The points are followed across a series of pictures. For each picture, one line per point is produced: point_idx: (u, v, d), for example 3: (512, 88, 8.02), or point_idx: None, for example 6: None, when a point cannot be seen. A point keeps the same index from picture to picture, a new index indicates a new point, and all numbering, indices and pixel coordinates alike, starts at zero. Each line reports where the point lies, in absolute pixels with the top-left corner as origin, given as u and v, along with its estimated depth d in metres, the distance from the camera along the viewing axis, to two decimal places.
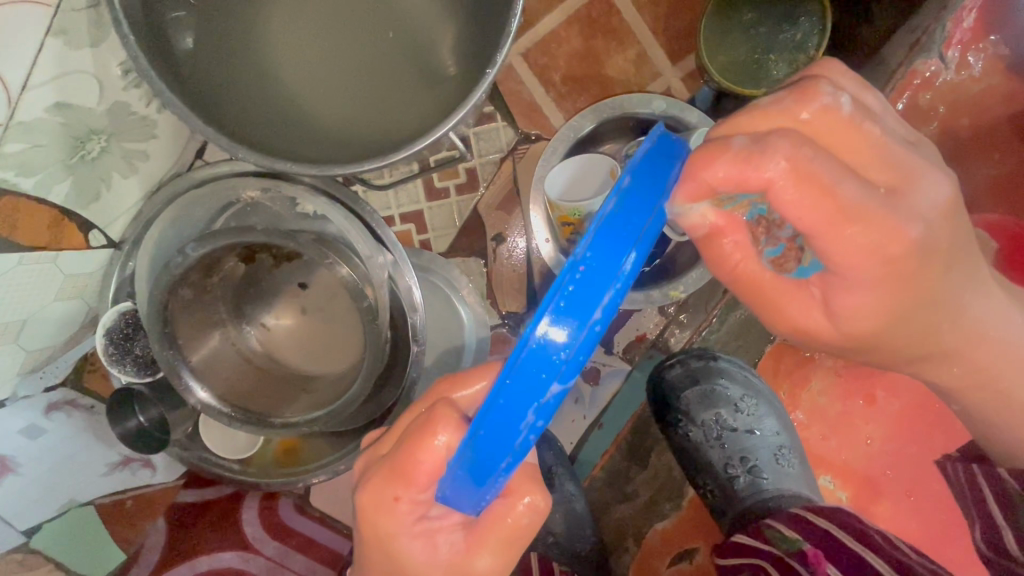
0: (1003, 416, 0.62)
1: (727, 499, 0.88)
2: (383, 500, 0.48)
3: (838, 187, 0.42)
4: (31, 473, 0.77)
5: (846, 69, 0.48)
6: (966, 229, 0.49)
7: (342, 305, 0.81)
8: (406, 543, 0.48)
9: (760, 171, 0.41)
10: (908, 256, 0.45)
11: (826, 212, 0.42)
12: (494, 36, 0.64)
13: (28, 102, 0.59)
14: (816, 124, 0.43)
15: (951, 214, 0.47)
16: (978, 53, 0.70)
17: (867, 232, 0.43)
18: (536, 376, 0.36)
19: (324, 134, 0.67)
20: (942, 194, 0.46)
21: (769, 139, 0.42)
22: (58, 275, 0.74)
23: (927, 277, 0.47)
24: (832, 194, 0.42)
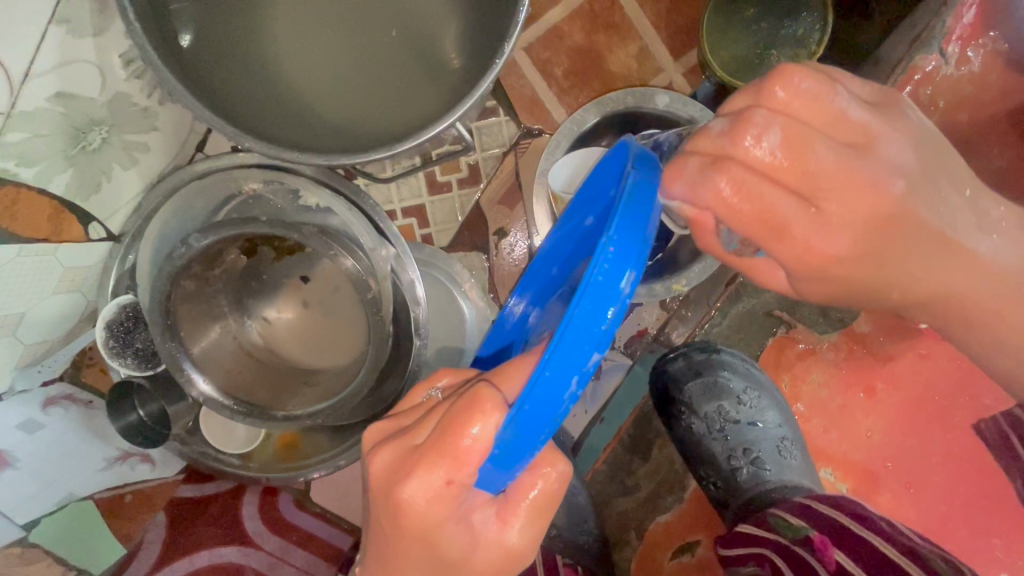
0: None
1: (730, 490, 0.89)
2: (427, 495, 0.44)
3: (777, 201, 0.43)
4: (27, 468, 0.76)
5: (802, 72, 0.43)
6: (919, 224, 0.48)
7: (345, 297, 0.81)
8: (449, 531, 0.46)
9: (709, 194, 0.42)
10: (874, 233, 0.46)
11: (759, 224, 0.43)
12: (500, 29, 0.64)
13: (30, 92, 0.59)
14: (754, 150, 0.42)
15: (889, 218, 0.46)
16: (978, 48, 0.70)
17: (813, 235, 0.44)
18: (580, 347, 0.38)
19: (327, 126, 0.67)
20: (890, 202, 0.46)
21: (714, 170, 0.42)
22: (58, 268, 0.74)
23: (891, 249, 0.48)
24: (765, 220, 0.43)
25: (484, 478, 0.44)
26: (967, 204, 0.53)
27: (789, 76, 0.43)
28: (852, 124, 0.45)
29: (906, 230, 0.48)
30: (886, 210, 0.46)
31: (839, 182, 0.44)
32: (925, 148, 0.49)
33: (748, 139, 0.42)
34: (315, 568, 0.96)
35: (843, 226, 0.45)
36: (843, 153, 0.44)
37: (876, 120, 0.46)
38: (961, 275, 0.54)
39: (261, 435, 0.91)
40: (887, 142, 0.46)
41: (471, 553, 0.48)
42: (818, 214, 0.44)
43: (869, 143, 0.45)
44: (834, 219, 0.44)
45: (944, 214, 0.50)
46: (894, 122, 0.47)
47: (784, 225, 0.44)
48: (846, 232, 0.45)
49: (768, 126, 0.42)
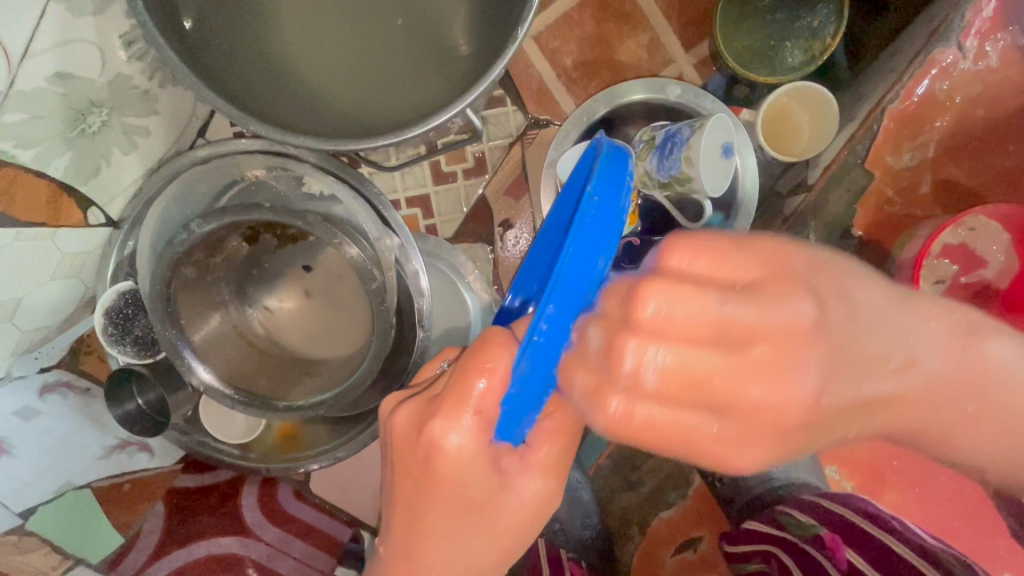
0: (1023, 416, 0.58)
1: (736, 487, 0.91)
2: (465, 441, 0.46)
3: (696, 422, 0.37)
4: (25, 455, 0.75)
5: (677, 253, 0.38)
6: (842, 406, 0.40)
7: (348, 286, 0.80)
8: (469, 474, 0.48)
9: (602, 417, 0.38)
10: (804, 434, 0.39)
11: (672, 433, 0.37)
12: (511, 15, 0.62)
13: (29, 71, 0.58)
14: (627, 416, 0.37)
15: (806, 426, 0.38)
16: (995, 42, 0.68)
17: (720, 440, 0.38)
18: (583, 279, 0.38)
19: (332, 111, 0.65)
20: (796, 411, 0.37)
21: (617, 352, 0.36)
22: (56, 253, 0.72)
23: (840, 411, 0.40)
24: (657, 438, 0.37)
25: (502, 426, 0.45)
26: (889, 340, 0.42)
27: (648, 296, 0.36)
28: (742, 301, 0.36)
29: (822, 425, 0.40)
30: (792, 418, 0.37)
31: (735, 408, 0.36)
32: (829, 320, 0.38)
33: (650, 308, 0.36)
34: (314, 558, 0.95)
35: (751, 441, 0.38)
36: (728, 368, 0.35)
37: (757, 319, 0.36)
38: (907, 395, 0.45)
39: (262, 424, 0.90)
40: (800, 342, 0.36)
41: (500, 495, 0.49)
42: (723, 431, 0.37)
43: (773, 357, 0.36)
44: (739, 436, 0.37)
45: (862, 375, 0.41)
46: (786, 306, 0.36)
47: (688, 440, 0.38)
48: (755, 447, 0.38)
49: (648, 345, 0.35)
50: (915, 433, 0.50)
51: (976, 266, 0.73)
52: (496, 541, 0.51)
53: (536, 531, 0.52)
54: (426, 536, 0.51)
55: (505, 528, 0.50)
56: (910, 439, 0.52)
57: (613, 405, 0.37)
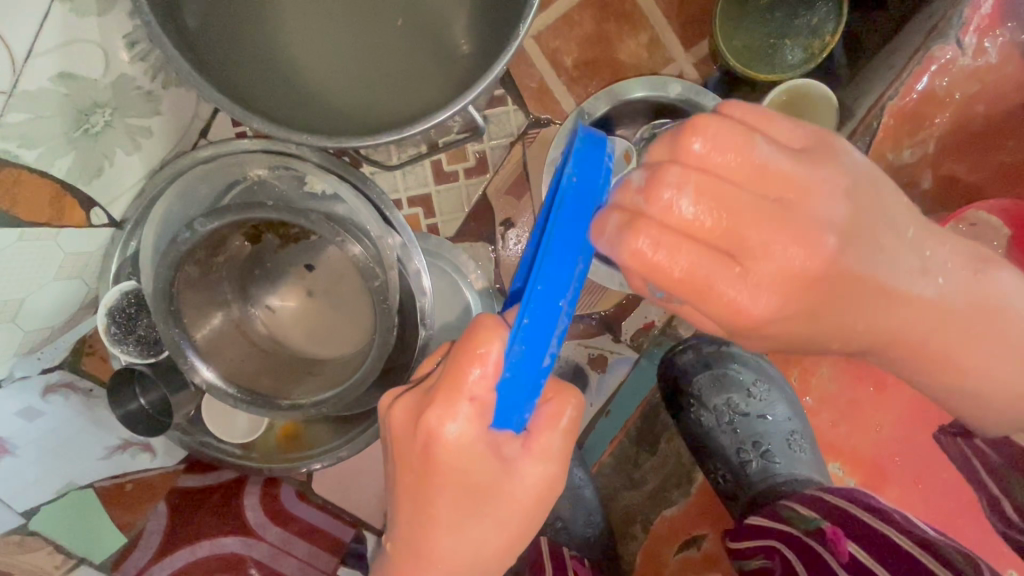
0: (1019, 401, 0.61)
1: (739, 481, 0.88)
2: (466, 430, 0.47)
3: (722, 270, 0.43)
4: (28, 455, 0.76)
5: (715, 122, 0.43)
6: (850, 282, 0.46)
7: (350, 284, 0.80)
8: (474, 458, 0.48)
9: (625, 255, 0.41)
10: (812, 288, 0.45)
11: (691, 264, 0.42)
12: (512, 13, 0.63)
13: (32, 71, 0.58)
14: (699, 217, 0.42)
15: (817, 279, 0.44)
16: (994, 38, 0.68)
17: (749, 285, 0.43)
18: (565, 257, 0.40)
19: (334, 109, 0.65)
20: (817, 262, 0.44)
21: (631, 231, 0.41)
22: (59, 254, 0.73)
23: (847, 292, 0.47)
24: (685, 282, 0.43)
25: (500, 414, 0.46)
26: (913, 249, 0.50)
27: (711, 125, 0.42)
28: (744, 151, 0.43)
29: (835, 296, 0.46)
30: (812, 269, 0.44)
31: (766, 240, 0.43)
32: (851, 233, 0.46)
33: (667, 194, 0.42)
34: (315, 559, 0.95)
35: (772, 289, 0.43)
36: (762, 205, 0.43)
37: (798, 168, 0.44)
38: (901, 315, 0.52)
39: (263, 425, 0.90)
40: (820, 198, 0.45)
41: (504, 479, 0.49)
42: (741, 287, 0.43)
43: (799, 199, 0.44)
44: (763, 279, 0.43)
45: (878, 262, 0.48)
46: (819, 168, 0.45)
47: (703, 285, 0.43)
48: (773, 293, 0.44)
49: (683, 184, 0.42)
50: (915, 355, 0.57)
51: None
52: (502, 525, 0.51)
53: (543, 513, 0.53)
54: (432, 531, 0.51)
55: (510, 509, 0.51)
56: (893, 360, 0.58)
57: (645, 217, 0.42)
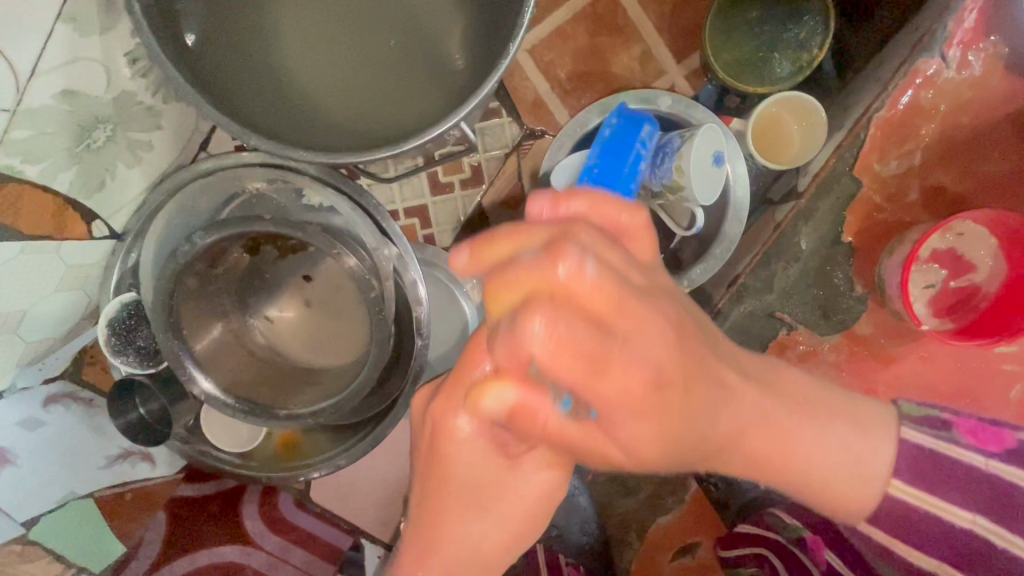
0: (858, 486, 0.61)
1: (729, 490, 0.89)
2: (478, 432, 0.50)
3: (610, 368, 0.43)
4: (28, 465, 0.77)
5: (579, 244, 0.42)
6: (698, 391, 0.49)
7: (348, 295, 0.81)
8: (482, 461, 0.51)
9: (524, 339, 0.40)
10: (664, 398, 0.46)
11: (576, 371, 0.41)
12: (505, 30, 0.64)
13: (35, 90, 0.60)
14: (552, 323, 0.40)
15: (671, 382, 0.46)
16: (978, 52, 0.71)
17: (637, 379, 0.43)
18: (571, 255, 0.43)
19: (331, 124, 0.67)
20: (666, 368, 0.45)
21: (526, 315, 0.40)
22: (61, 266, 0.74)
23: (694, 399, 0.49)
24: (575, 365, 0.41)
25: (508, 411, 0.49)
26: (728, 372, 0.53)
27: (562, 262, 0.41)
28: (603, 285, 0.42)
29: (693, 395, 0.48)
30: (653, 379, 0.44)
31: (626, 348, 0.43)
32: (683, 336, 0.47)
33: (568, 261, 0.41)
34: (315, 567, 0.96)
35: (639, 399, 0.44)
36: (602, 337, 0.42)
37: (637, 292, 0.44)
38: (729, 419, 0.53)
39: (262, 434, 0.91)
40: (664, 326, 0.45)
41: (508, 474, 0.53)
42: (622, 383, 0.43)
43: (637, 329, 0.43)
44: (628, 389, 0.43)
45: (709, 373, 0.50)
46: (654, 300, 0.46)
47: (604, 361, 0.42)
48: (634, 404, 0.44)
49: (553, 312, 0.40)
50: (754, 463, 0.57)
51: (964, 271, 0.74)
52: (505, 523, 0.55)
53: (545, 516, 0.56)
54: (439, 529, 0.55)
55: (512, 509, 0.54)
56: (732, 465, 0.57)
57: (535, 321, 0.39)
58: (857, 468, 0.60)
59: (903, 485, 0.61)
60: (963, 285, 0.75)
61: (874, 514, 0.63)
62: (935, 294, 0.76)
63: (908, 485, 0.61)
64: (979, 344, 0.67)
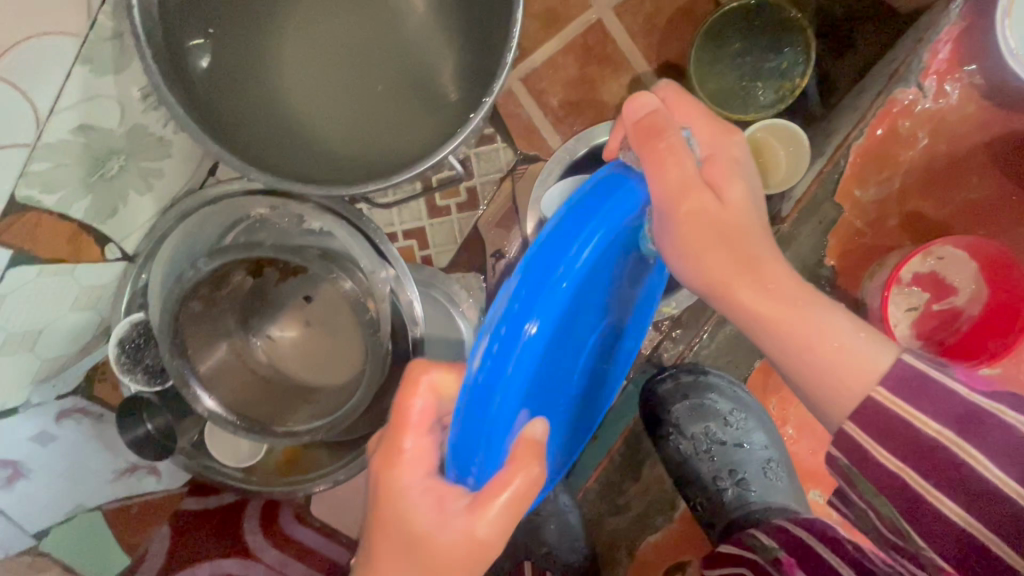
0: (837, 375, 0.50)
1: (714, 510, 0.90)
2: (416, 480, 0.48)
3: (681, 132, 0.52)
4: (40, 480, 0.81)
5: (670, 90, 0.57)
6: (771, 275, 0.52)
7: (344, 317, 0.84)
8: (415, 504, 0.48)
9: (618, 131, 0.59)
10: (727, 212, 0.52)
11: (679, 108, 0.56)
12: (493, 67, 0.68)
13: (55, 125, 0.64)
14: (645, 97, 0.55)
15: (748, 251, 0.52)
16: (955, 82, 0.72)
17: (708, 134, 0.55)
18: (554, 273, 0.40)
19: (328, 155, 0.71)
20: (716, 201, 0.52)
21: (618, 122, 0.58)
22: (74, 286, 0.78)
23: (757, 261, 0.52)
24: (648, 121, 0.53)
25: (456, 473, 0.45)
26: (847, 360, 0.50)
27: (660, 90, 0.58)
28: (681, 146, 0.50)
29: (746, 244, 0.52)
30: (737, 210, 0.53)
31: (721, 173, 0.53)
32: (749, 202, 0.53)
33: (655, 130, 0.51)
34: None
35: (692, 172, 0.51)
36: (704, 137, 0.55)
37: (724, 213, 0.52)
38: (782, 275, 0.53)
39: (264, 449, 0.93)
40: (750, 258, 0.52)
41: (437, 530, 0.47)
42: (706, 140, 0.55)
43: (729, 165, 0.54)
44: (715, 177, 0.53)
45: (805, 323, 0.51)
46: (737, 198, 0.53)
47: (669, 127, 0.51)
48: (712, 209, 0.52)
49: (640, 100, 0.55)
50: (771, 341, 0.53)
51: (946, 294, 0.76)
52: None
53: None
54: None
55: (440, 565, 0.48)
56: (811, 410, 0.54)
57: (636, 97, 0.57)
58: (849, 347, 0.50)
59: (885, 391, 0.49)
60: (945, 308, 0.77)
61: (855, 411, 0.50)
62: (919, 316, 0.78)
63: (873, 435, 0.49)
64: (957, 367, 0.69)
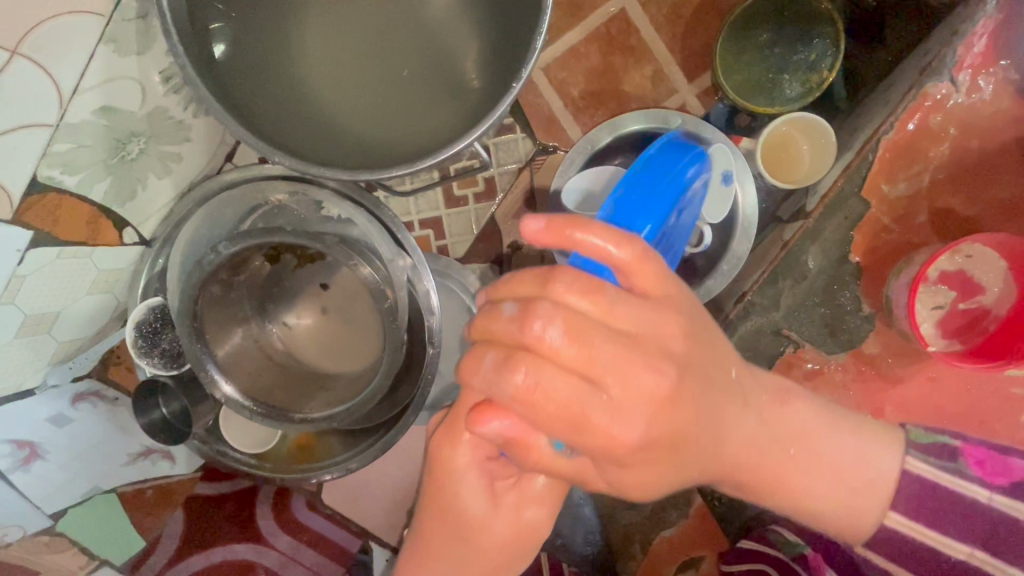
0: (850, 495, 0.62)
1: (732, 504, 0.91)
2: (474, 461, 0.53)
3: (542, 369, 0.43)
4: (56, 461, 0.81)
5: (578, 235, 0.43)
6: (700, 460, 0.50)
7: (362, 304, 0.84)
8: (472, 489, 0.54)
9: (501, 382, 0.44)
10: (666, 437, 0.46)
11: (566, 400, 0.43)
12: (519, 53, 0.67)
13: (77, 106, 0.64)
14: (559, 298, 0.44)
15: (672, 450, 0.47)
16: (989, 77, 0.72)
17: (646, 403, 0.44)
18: None
19: (349, 140, 0.70)
20: (646, 432, 0.45)
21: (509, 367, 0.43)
22: (93, 269, 0.78)
23: (690, 451, 0.49)
24: (503, 362, 0.44)
25: (509, 452, 0.55)
26: (827, 478, 0.60)
27: (557, 275, 0.44)
28: (571, 389, 0.43)
29: (683, 453, 0.49)
30: (657, 422, 0.45)
31: (615, 381, 0.43)
32: (696, 333, 0.48)
33: (538, 326, 0.42)
34: (324, 567, 0.99)
35: (628, 455, 0.45)
36: (602, 351, 0.43)
37: (644, 443, 0.45)
38: (739, 442, 0.55)
39: (278, 435, 0.93)
40: (689, 454, 0.49)
41: (491, 514, 0.56)
42: (576, 364, 0.43)
43: (620, 387, 0.43)
44: (615, 412, 0.43)
45: (789, 475, 0.59)
46: (667, 415, 0.45)
47: (535, 403, 0.43)
48: (636, 461, 0.46)
49: (548, 314, 0.42)
50: (751, 484, 0.60)
51: (973, 292, 0.75)
52: (479, 556, 0.58)
53: (519, 553, 0.59)
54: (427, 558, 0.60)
55: (491, 546, 0.57)
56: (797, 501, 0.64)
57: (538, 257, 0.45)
58: (843, 480, 0.61)
59: (897, 521, 0.63)
60: (971, 307, 0.76)
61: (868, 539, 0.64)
62: (944, 315, 0.76)
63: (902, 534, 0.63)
64: (981, 367, 0.67)
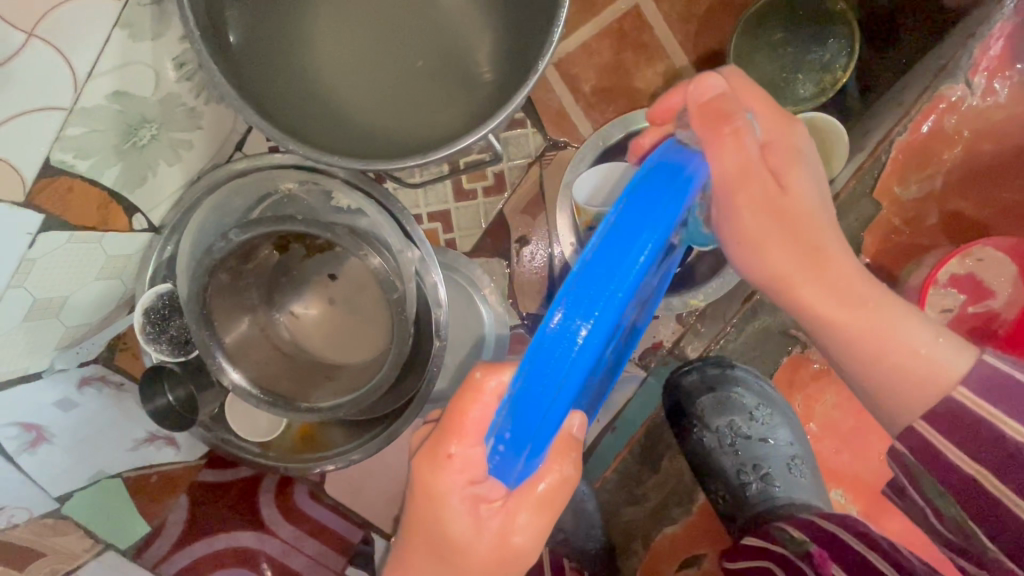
0: (912, 383, 0.56)
1: (737, 505, 0.90)
2: (459, 484, 0.52)
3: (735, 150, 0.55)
4: (63, 444, 0.80)
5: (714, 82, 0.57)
6: (840, 271, 0.58)
7: (369, 295, 0.84)
8: (460, 505, 0.53)
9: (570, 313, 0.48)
10: (808, 225, 0.58)
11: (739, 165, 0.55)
12: (534, 47, 0.67)
13: (91, 91, 0.63)
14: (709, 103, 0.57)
15: (821, 249, 0.58)
16: (1004, 80, 0.74)
17: (791, 198, 0.57)
18: (621, 258, 0.43)
19: (360, 131, 0.70)
20: (795, 210, 0.57)
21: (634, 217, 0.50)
22: (102, 255, 0.78)
23: (822, 257, 0.58)
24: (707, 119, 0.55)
25: (496, 466, 0.48)
26: (909, 353, 0.56)
27: (710, 79, 0.57)
28: (739, 150, 0.55)
29: (816, 240, 0.58)
30: (810, 214, 0.58)
31: (792, 169, 0.59)
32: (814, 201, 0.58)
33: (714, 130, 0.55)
34: (325, 556, 1.00)
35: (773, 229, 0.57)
36: (764, 124, 0.60)
37: (801, 212, 0.57)
38: (846, 273, 0.58)
39: (282, 425, 0.94)
40: (826, 255, 0.58)
41: (476, 533, 0.54)
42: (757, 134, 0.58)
43: (788, 163, 0.59)
44: (770, 199, 0.57)
45: (890, 330, 0.57)
46: (805, 211, 0.58)
47: (717, 115, 0.55)
48: (783, 239, 0.57)
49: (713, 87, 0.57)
50: (843, 343, 0.59)
51: (983, 296, 0.75)
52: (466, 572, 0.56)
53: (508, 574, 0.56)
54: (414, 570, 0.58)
55: (478, 565, 0.55)
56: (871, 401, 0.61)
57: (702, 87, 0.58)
58: (918, 356, 0.56)
59: (966, 393, 0.54)
60: (981, 311, 0.76)
61: (929, 411, 0.56)
62: (954, 318, 0.75)
63: (943, 432, 0.55)
64: None
